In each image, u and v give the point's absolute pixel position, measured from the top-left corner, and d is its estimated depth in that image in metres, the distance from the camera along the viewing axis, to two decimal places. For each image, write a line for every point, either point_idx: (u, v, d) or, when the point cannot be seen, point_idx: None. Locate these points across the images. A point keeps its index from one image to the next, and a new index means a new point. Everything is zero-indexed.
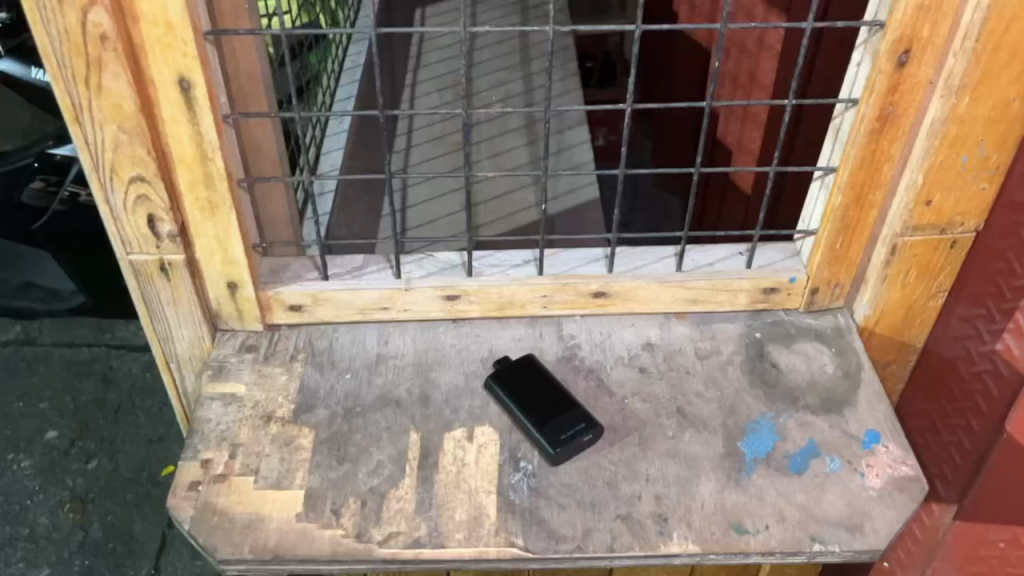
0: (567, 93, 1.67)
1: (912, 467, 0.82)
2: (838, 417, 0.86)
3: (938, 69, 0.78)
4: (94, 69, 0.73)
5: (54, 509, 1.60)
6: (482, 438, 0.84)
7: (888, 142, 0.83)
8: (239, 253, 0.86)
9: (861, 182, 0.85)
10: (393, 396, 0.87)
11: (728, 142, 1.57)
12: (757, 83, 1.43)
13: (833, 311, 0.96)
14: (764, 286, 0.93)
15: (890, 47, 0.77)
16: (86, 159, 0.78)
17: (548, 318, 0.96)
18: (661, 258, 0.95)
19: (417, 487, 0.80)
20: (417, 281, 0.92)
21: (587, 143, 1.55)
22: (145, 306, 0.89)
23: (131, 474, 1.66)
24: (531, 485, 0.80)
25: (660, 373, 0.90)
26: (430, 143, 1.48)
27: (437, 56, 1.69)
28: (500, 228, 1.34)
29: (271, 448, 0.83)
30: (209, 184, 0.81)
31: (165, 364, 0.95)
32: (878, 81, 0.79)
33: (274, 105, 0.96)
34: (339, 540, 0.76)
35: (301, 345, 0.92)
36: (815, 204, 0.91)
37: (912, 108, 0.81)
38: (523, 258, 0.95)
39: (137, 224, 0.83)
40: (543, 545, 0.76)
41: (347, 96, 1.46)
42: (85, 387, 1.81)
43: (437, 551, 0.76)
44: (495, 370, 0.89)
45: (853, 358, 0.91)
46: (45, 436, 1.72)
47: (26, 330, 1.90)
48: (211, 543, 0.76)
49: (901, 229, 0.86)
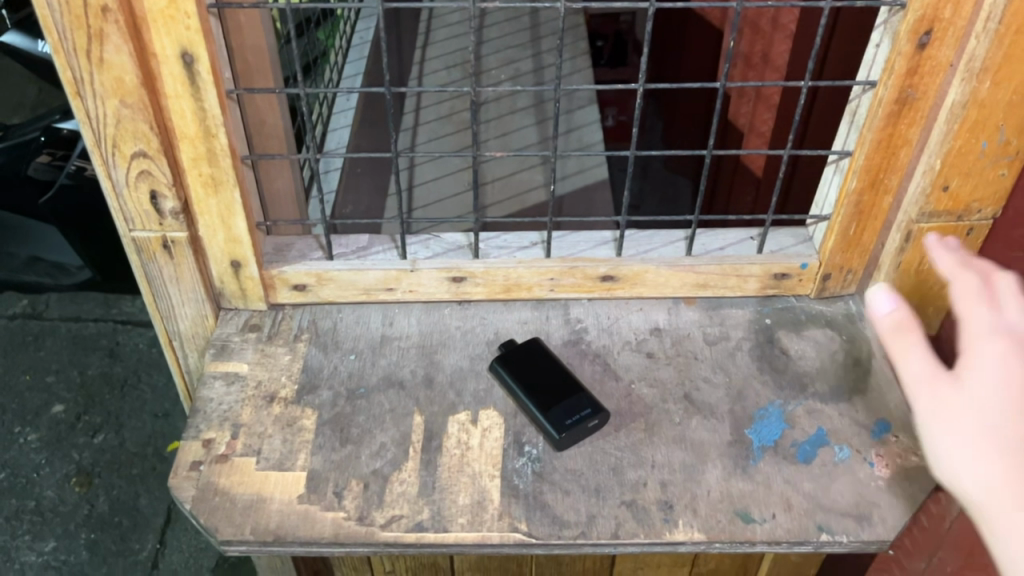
0: (577, 72, 1.65)
1: (922, 457, 0.81)
2: (848, 405, 0.85)
3: (960, 50, 0.76)
4: (95, 41, 0.71)
5: (60, 483, 1.61)
6: (486, 422, 0.83)
7: (906, 126, 0.81)
8: (242, 231, 0.85)
9: (877, 165, 0.83)
10: (396, 378, 0.87)
11: (740, 124, 1.54)
12: (770, 65, 1.42)
13: (844, 298, 0.95)
14: (775, 271, 0.92)
15: (910, 28, 0.75)
16: (88, 134, 0.77)
17: (555, 301, 0.94)
18: (671, 242, 0.94)
19: (421, 470, 0.79)
20: (422, 262, 0.91)
21: (597, 123, 1.54)
22: (147, 283, 0.88)
23: (137, 449, 1.66)
24: (535, 469, 0.79)
25: (667, 357, 0.89)
26: (439, 120, 1.46)
27: (447, 33, 1.66)
28: (506, 209, 1.33)
29: (274, 428, 0.82)
30: (213, 160, 0.80)
31: (167, 341, 0.94)
32: (897, 62, 0.76)
33: (279, 80, 0.95)
34: (340, 523, 0.75)
35: (305, 324, 0.91)
36: (828, 189, 0.89)
37: (931, 91, 0.79)
38: (530, 240, 0.94)
39: (140, 200, 0.82)
40: (546, 530, 0.75)
41: (355, 73, 1.44)
42: (91, 361, 1.81)
43: (440, 535, 0.75)
44: (500, 353, 0.88)
45: (864, 345, 0.90)
46: (52, 410, 1.72)
47: (32, 304, 1.89)
48: (212, 523, 0.75)
49: (917, 215, 0.85)
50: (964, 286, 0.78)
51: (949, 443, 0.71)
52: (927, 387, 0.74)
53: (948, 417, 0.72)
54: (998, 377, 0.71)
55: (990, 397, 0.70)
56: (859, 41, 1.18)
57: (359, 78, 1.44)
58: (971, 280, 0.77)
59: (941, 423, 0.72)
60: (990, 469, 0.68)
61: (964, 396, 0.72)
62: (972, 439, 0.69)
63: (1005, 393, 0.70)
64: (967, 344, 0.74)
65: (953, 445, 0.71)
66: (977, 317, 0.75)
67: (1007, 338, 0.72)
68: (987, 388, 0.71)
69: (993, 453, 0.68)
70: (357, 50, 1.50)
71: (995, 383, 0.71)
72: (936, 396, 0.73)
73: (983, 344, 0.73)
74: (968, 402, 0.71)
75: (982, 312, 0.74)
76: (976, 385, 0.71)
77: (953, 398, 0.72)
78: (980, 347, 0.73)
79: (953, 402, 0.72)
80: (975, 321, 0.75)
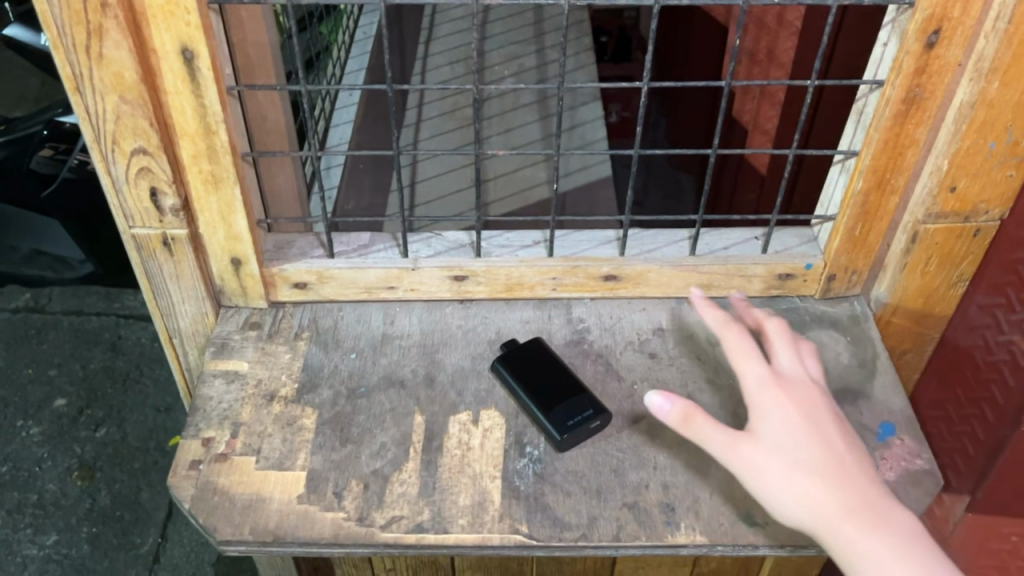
0: (581, 68, 1.64)
1: (927, 460, 0.80)
2: (852, 407, 0.84)
3: (968, 50, 0.75)
4: (94, 37, 0.70)
5: (62, 476, 1.61)
6: (487, 422, 0.83)
7: (913, 126, 0.80)
8: (242, 228, 0.85)
9: (883, 166, 0.82)
10: (397, 377, 0.86)
11: (744, 121, 1.53)
12: (775, 62, 1.40)
13: (849, 299, 0.93)
14: (780, 271, 0.91)
15: (918, 27, 0.74)
16: (87, 130, 0.77)
17: (557, 300, 0.94)
18: (674, 241, 0.94)
19: (421, 470, 0.79)
20: (424, 260, 0.91)
21: (600, 119, 1.53)
22: (147, 280, 0.88)
23: (139, 443, 1.66)
24: (536, 470, 0.79)
25: (670, 358, 0.88)
26: (441, 116, 1.46)
27: (451, 28, 1.65)
28: (509, 206, 1.32)
29: (274, 427, 0.82)
30: (213, 157, 0.79)
31: (168, 339, 0.94)
32: (905, 61, 0.75)
33: (282, 76, 0.95)
34: (340, 523, 0.75)
35: (306, 323, 0.91)
36: (834, 188, 0.88)
37: (939, 90, 0.78)
38: (532, 239, 0.93)
39: (139, 197, 0.81)
40: (548, 532, 0.74)
41: (358, 69, 1.44)
42: (94, 355, 1.80)
43: (440, 537, 0.74)
44: (501, 353, 0.87)
45: (868, 346, 0.89)
46: (54, 403, 1.72)
47: (36, 298, 1.90)
48: (212, 522, 0.75)
49: (924, 216, 0.84)
50: (733, 347, 0.78)
51: (782, 488, 0.70)
52: (732, 451, 0.72)
53: (760, 474, 0.71)
54: (788, 418, 0.73)
55: (790, 433, 0.72)
56: (866, 39, 1.17)
57: (362, 73, 1.43)
58: (738, 339, 0.78)
59: (759, 478, 0.71)
60: (825, 498, 0.69)
61: (772, 443, 0.72)
62: (798, 477, 0.70)
63: (800, 425, 0.72)
64: (750, 399, 0.75)
65: (783, 489, 0.70)
66: (752, 370, 0.76)
67: (783, 380, 0.75)
68: (785, 425, 0.73)
69: (818, 483, 0.70)
70: (360, 46, 1.50)
71: (791, 419, 0.73)
72: (750, 451, 0.71)
73: (768, 390, 0.75)
74: (777, 445, 0.72)
75: (755, 362, 0.77)
76: (777, 426, 0.73)
77: (762, 450, 0.71)
78: (764, 393, 0.75)
79: (761, 457, 0.71)
80: (750, 374, 0.76)
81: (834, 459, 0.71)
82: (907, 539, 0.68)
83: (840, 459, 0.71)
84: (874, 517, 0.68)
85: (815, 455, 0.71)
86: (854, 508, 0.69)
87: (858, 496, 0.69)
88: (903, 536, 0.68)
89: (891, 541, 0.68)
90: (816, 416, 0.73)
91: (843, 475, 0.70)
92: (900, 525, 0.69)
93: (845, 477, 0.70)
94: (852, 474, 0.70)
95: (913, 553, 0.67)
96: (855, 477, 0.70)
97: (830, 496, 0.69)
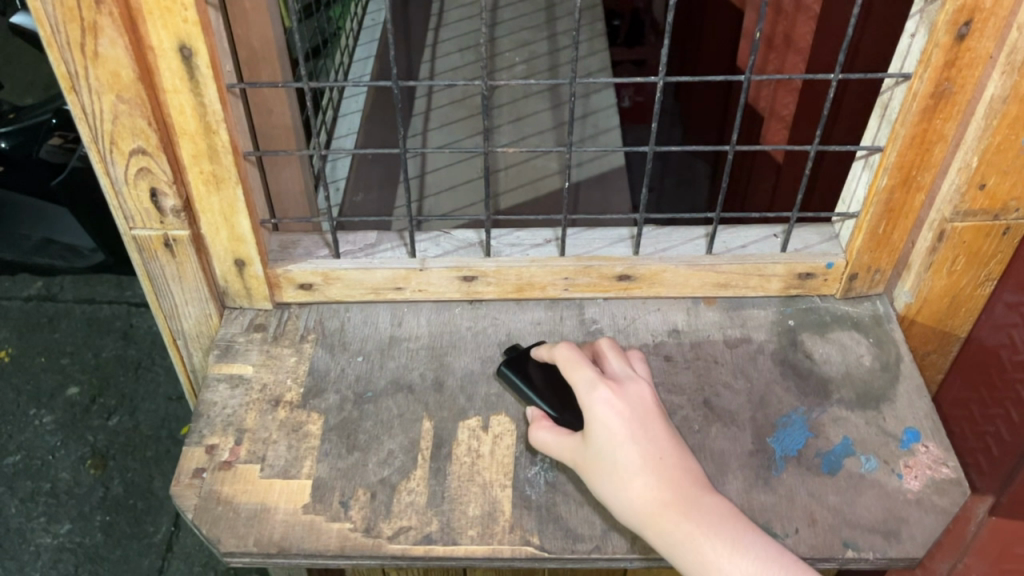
0: (594, 55, 1.61)
1: (954, 468, 0.77)
2: (875, 413, 0.81)
3: (1001, 42, 0.72)
4: (89, 34, 0.68)
5: (75, 465, 1.60)
6: (497, 428, 0.80)
7: (941, 121, 0.77)
8: (245, 229, 0.82)
9: (909, 162, 0.79)
10: (405, 381, 0.84)
11: (760, 108, 1.48)
12: (792, 47, 1.36)
13: (871, 298, 0.91)
14: (800, 271, 0.88)
15: (948, 18, 0.70)
16: (85, 130, 0.74)
17: (569, 300, 0.91)
18: (691, 240, 0.91)
19: (430, 478, 0.76)
20: (432, 260, 0.88)
21: (613, 107, 1.49)
22: (149, 282, 0.86)
23: (151, 432, 1.65)
24: (547, 479, 0.77)
25: (686, 362, 0.85)
26: (451, 105, 1.42)
27: (460, 14, 1.62)
28: (520, 197, 1.29)
29: (279, 434, 0.80)
30: (214, 157, 0.77)
31: (172, 340, 0.92)
32: (934, 54, 0.72)
33: (288, 68, 0.93)
34: (347, 534, 0.73)
35: (311, 324, 0.89)
36: (857, 185, 0.85)
37: (969, 85, 0.74)
38: (544, 237, 0.91)
39: (139, 198, 0.79)
40: (559, 545, 0.72)
41: (366, 57, 1.41)
42: (106, 344, 1.79)
43: (449, 548, 0.72)
44: (506, 358, 0.83)
45: (891, 349, 0.86)
46: (67, 392, 1.71)
47: (47, 287, 1.88)
48: (215, 533, 0.73)
49: (951, 214, 0.81)
50: (564, 355, 0.78)
51: (608, 486, 0.71)
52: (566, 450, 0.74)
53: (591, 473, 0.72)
54: (614, 415, 0.73)
55: (613, 436, 0.73)
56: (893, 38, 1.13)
57: (370, 61, 1.40)
58: (569, 350, 0.79)
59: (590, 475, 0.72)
60: (647, 496, 0.70)
61: (598, 444, 0.73)
62: (623, 477, 0.71)
63: (623, 427, 0.73)
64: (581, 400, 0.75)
65: (609, 490, 0.71)
66: (582, 375, 0.76)
67: (612, 382, 0.76)
68: (612, 427, 0.73)
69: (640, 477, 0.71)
70: (369, 33, 1.47)
71: (617, 421, 0.73)
72: (578, 455, 0.73)
73: (597, 393, 0.75)
74: (602, 448, 0.73)
75: (584, 368, 0.77)
76: (602, 429, 0.73)
77: (588, 453, 0.73)
78: (592, 396, 0.75)
79: (588, 461, 0.73)
80: (580, 378, 0.76)
81: (658, 456, 0.72)
82: (721, 524, 0.69)
83: (664, 456, 0.72)
84: (694, 510, 0.70)
85: (634, 456, 0.72)
86: (676, 503, 0.70)
87: (678, 492, 0.70)
88: (723, 527, 0.69)
89: (701, 527, 0.69)
90: (644, 415, 0.74)
91: (664, 474, 0.71)
92: (711, 512, 0.70)
93: (668, 472, 0.71)
94: (675, 472, 0.71)
95: (734, 541, 0.69)
96: (673, 471, 0.71)
97: (652, 493, 0.70)
